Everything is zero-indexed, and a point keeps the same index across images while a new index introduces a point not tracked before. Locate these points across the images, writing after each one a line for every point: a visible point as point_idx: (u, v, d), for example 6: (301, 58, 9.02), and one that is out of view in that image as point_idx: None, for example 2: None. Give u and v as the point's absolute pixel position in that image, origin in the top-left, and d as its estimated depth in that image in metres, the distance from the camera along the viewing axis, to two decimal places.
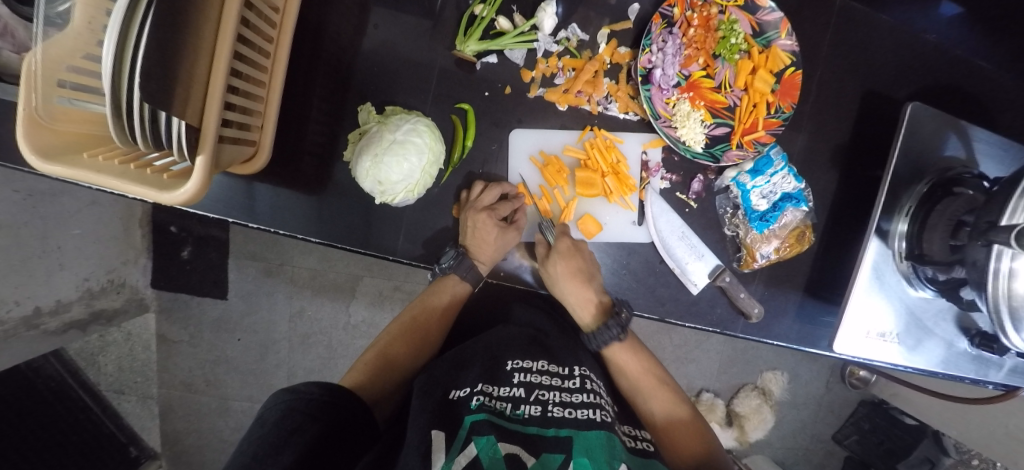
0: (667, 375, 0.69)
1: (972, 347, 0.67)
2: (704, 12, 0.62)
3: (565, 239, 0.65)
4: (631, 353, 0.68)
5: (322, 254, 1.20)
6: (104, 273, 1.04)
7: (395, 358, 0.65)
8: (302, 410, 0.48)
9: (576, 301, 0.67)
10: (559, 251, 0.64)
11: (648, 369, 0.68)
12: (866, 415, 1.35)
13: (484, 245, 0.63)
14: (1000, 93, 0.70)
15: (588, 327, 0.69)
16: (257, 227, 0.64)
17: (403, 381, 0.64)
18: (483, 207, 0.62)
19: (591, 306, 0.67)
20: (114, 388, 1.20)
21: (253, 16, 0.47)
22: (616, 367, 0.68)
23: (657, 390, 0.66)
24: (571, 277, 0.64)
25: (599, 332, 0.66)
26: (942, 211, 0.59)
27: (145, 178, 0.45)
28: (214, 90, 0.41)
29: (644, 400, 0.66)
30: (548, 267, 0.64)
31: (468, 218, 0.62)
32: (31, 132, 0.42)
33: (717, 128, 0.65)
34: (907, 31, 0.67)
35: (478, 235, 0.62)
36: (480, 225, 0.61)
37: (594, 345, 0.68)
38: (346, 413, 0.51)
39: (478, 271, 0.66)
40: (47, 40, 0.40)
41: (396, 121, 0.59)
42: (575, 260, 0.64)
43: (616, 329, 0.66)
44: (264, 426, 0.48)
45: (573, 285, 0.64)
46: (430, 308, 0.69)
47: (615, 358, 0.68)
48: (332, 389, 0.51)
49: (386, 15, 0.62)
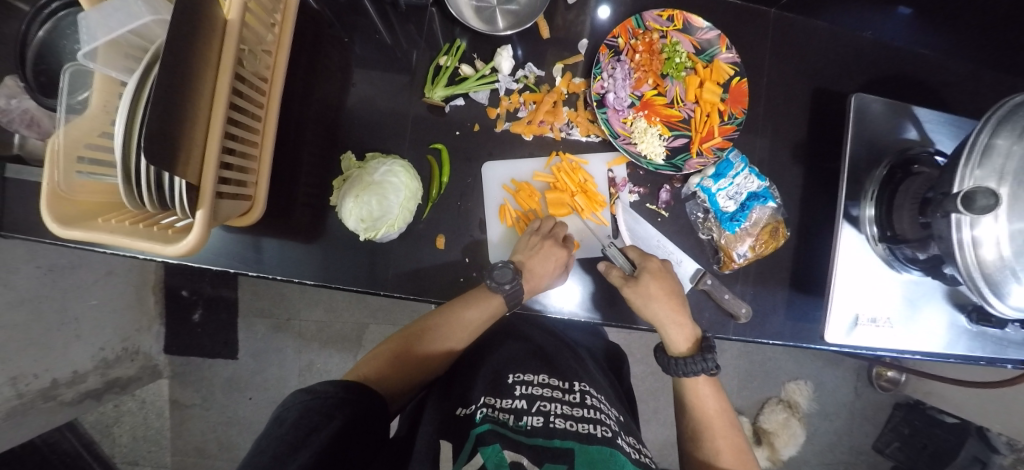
0: (736, 420, 0.67)
1: (971, 323, 0.66)
2: (646, 38, 0.67)
3: (654, 260, 0.66)
4: (713, 389, 0.66)
5: (327, 305, 1.24)
6: (119, 341, 1.09)
7: (413, 364, 0.63)
8: (321, 410, 0.49)
9: (673, 325, 0.64)
10: (650, 270, 0.64)
11: (724, 410, 0.66)
12: (903, 419, 1.27)
13: (537, 265, 0.63)
14: (947, 77, 0.73)
15: (673, 355, 0.66)
16: (257, 276, 0.67)
17: (419, 378, 0.63)
18: (544, 232, 0.67)
19: (687, 334, 0.65)
20: (128, 459, 1.23)
21: (243, 88, 0.53)
22: (693, 399, 0.66)
23: (727, 432, 0.65)
24: (666, 297, 0.63)
25: (691, 361, 0.63)
26: (906, 191, 0.60)
27: (153, 236, 0.51)
28: (210, 155, 0.47)
29: (711, 438, 0.64)
30: (641, 287, 0.63)
31: (528, 239, 0.66)
32: (53, 202, 0.48)
33: (676, 140, 0.69)
34: (843, 32, 0.72)
35: (536, 253, 0.64)
36: (542, 245, 0.65)
37: (677, 373, 0.64)
38: (362, 413, 0.52)
39: (520, 296, 0.64)
40: (68, 123, 0.48)
41: (374, 164, 0.65)
42: (666, 281, 0.64)
43: (711, 363, 0.63)
44: (282, 425, 0.48)
45: (667, 305, 0.64)
46: (457, 321, 0.64)
47: (696, 390, 0.66)
48: (348, 387, 0.53)
49: (363, 75, 0.70)
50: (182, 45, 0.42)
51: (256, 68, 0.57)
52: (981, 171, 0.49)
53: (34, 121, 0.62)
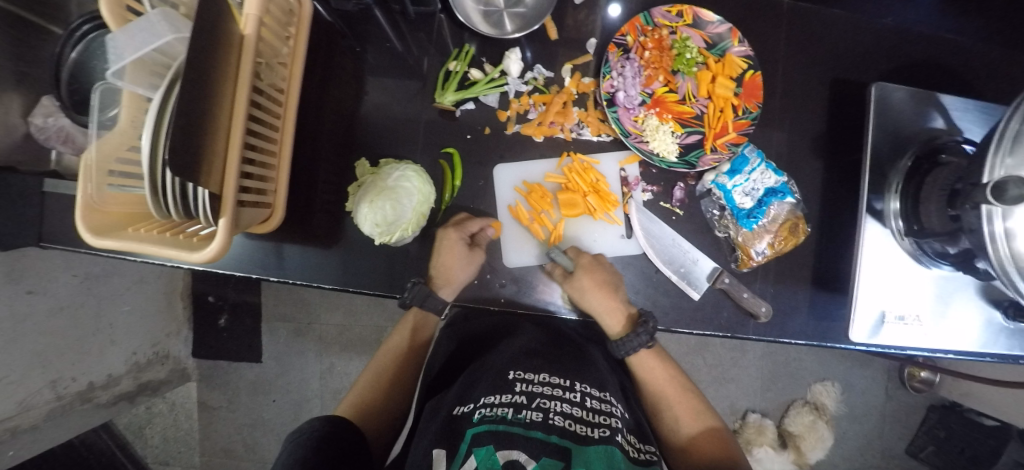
0: (691, 383, 0.68)
1: (1008, 320, 0.63)
2: (656, 35, 0.67)
3: (585, 255, 0.68)
4: (657, 359, 0.68)
5: (346, 309, 1.26)
6: (149, 346, 1.13)
7: (375, 394, 0.67)
8: (308, 443, 0.50)
9: (604, 311, 0.65)
10: (581, 265, 0.67)
11: (674, 377, 0.68)
12: (939, 421, 1.22)
13: (453, 265, 0.66)
14: (975, 62, 0.70)
15: (613, 338, 0.67)
16: (277, 280, 0.70)
17: (391, 406, 0.67)
18: (453, 226, 0.68)
19: (619, 315, 0.66)
20: (160, 460, 1.27)
21: (261, 99, 0.55)
22: (642, 373, 0.68)
23: (681, 397, 0.66)
24: (598, 287, 0.65)
25: (627, 338, 0.64)
26: (933, 182, 0.59)
27: (179, 243, 0.53)
28: (232, 164, 0.49)
29: (668, 408, 0.66)
30: (574, 282, 0.65)
31: (440, 236, 0.67)
32: (87, 214, 0.50)
33: (689, 137, 0.67)
34: (862, 20, 0.70)
35: (448, 253, 0.66)
36: (448, 241, 0.67)
37: (623, 353, 0.65)
38: (348, 443, 0.52)
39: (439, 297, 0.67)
40: (100, 139, 0.50)
41: (387, 170, 0.66)
42: (596, 272, 0.66)
43: (645, 335, 0.64)
44: (276, 464, 0.49)
45: (601, 295, 0.65)
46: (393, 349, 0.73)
47: (641, 364, 0.68)
48: (333, 421, 0.54)
49: (375, 83, 0.71)
50: (203, 59, 0.44)
51: (273, 80, 0.58)
52: (1013, 160, 0.46)
53: (69, 137, 0.66)
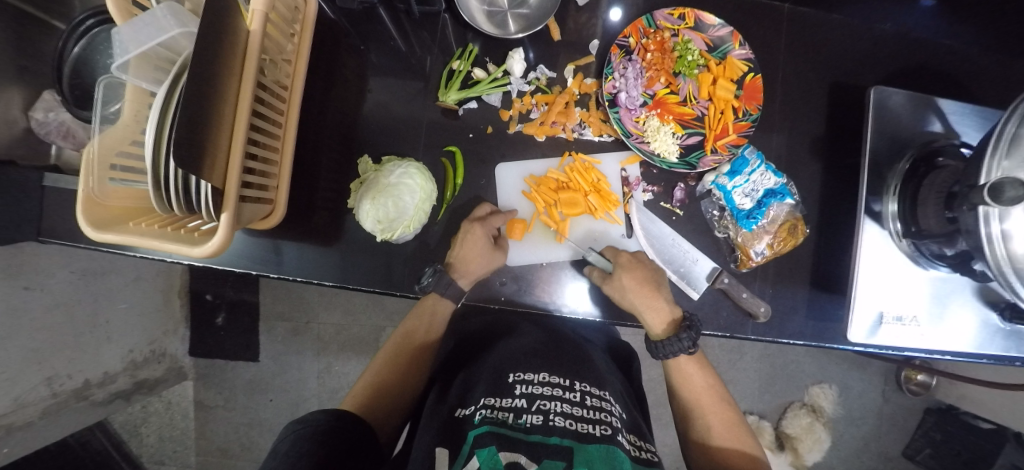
0: (727, 394, 0.67)
1: (1004, 321, 0.63)
2: (658, 37, 0.68)
3: (625, 254, 0.67)
4: (697, 366, 0.67)
5: (345, 308, 1.26)
6: (146, 344, 1.12)
7: (388, 381, 0.65)
8: (312, 437, 0.48)
9: (648, 311, 0.64)
10: (623, 263, 0.65)
11: (712, 385, 0.67)
12: (935, 424, 1.23)
13: (471, 257, 0.66)
14: (971, 67, 0.71)
15: (653, 337, 0.66)
16: (278, 277, 0.69)
17: (402, 397, 0.65)
18: (476, 219, 0.68)
19: (662, 315, 0.65)
20: (155, 460, 1.26)
21: (265, 96, 0.55)
22: (679, 378, 0.67)
23: (717, 407, 0.65)
24: (640, 287, 0.64)
25: (668, 341, 0.63)
26: (930, 185, 0.59)
27: (179, 238, 0.52)
28: (235, 159, 0.49)
29: (701, 416, 0.65)
30: (616, 282, 0.64)
31: (462, 228, 0.67)
32: (88, 208, 0.50)
33: (690, 138, 0.68)
34: (861, 24, 0.71)
35: (466, 245, 0.66)
36: (471, 234, 0.66)
37: (661, 355, 0.64)
38: (353, 437, 0.51)
39: (457, 287, 0.67)
40: (102, 133, 0.50)
41: (389, 167, 0.66)
42: (638, 271, 0.65)
43: (689, 340, 0.62)
44: (276, 456, 0.47)
45: (643, 294, 0.64)
46: (411, 337, 0.69)
47: (680, 369, 0.67)
48: (340, 415, 0.53)
49: (378, 81, 0.72)
50: (209, 54, 0.44)
51: (277, 77, 0.58)
52: (1009, 161, 0.47)
53: (69, 132, 0.66)
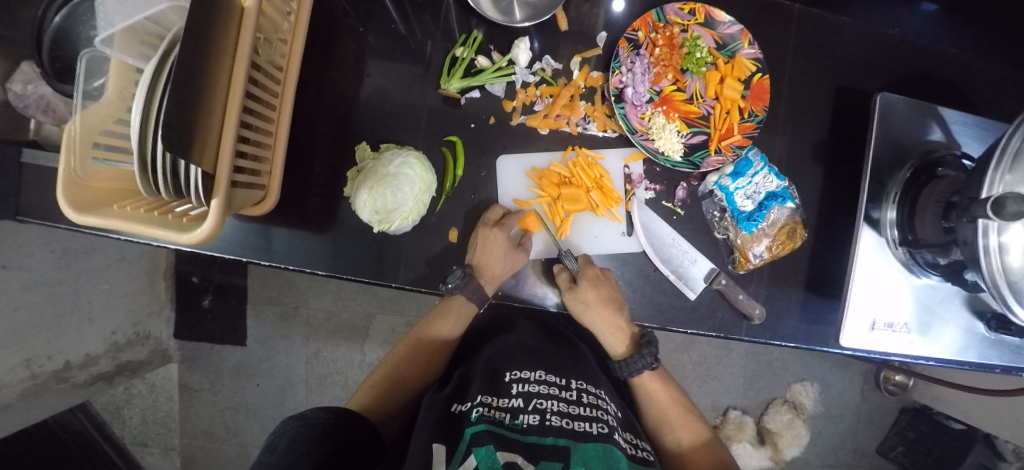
0: (692, 404, 0.69)
1: (990, 331, 0.65)
2: (667, 32, 0.66)
3: (590, 267, 0.68)
4: (661, 382, 0.68)
5: (335, 294, 1.24)
6: (130, 326, 1.10)
7: (404, 377, 0.65)
8: (310, 434, 0.48)
9: (607, 328, 0.68)
10: (587, 277, 0.66)
11: (676, 398, 0.68)
12: (909, 423, 1.27)
13: (492, 261, 0.65)
14: (975, 77, 0.71)
15: (617, 356, 0.70)
16: (269, 265, 0.68)
17: (413, 397, 0.65)
18: (494, 224, 0.67)
19: (621, 334, 0.69)
20: (138, 441, 1.25)
21: (259, 76, 0.53)
22: (645, 397, 0.68)
23: (684, 420, 0.66)
24: (603, 304, 0.66)
25: (631, 359, 0.66)
26: (929, 194, 0.59)
27: (166, 223, 0.50)
28: (227, 143, 0.46)
29: (671, 431, 0.66)
30: (578, 294, 0.65)
31: (479, 233, 0.66)
32: (69, 189, 0.48)
33: (694, 137, 0.67)
34: (870, 28, 0.70)
35: (487, 250, 0.65)
36: (490, 238, 0.65)
37: (626, 374, 0.67)
38: (354, 434, 0.51)
39: (484, 291, 0.68)
40: (85, 109, 0.47)
41: (389, 156, 0.65)
42: (602, 288, 0.66)
43: (650, 356, 0.66)
44: (275, 452, 0.47)
45: (603, 311, 0.66)
46: (433, 336, 0.69)
47: (645, 387, 0.68)
48: (338, 412, 0.52)
49: (378, 65, 0.69)
50: (203, 30, 0.41)
51: (272, 56, 0.55)
52: (1011, 176, 0.47)
53: (50, 106, 0.62)
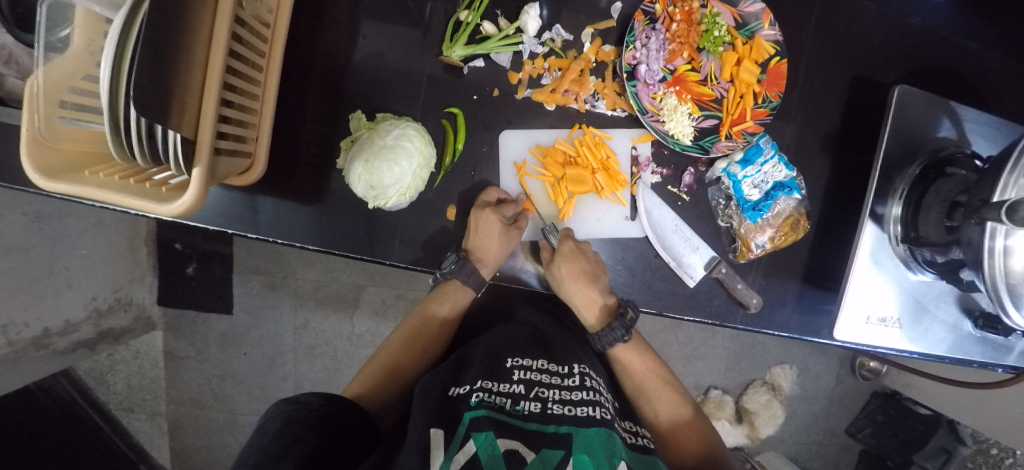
0: (671, 376, 0.68)
1: (976, 329, 0.66)
2: (686, 7, 0.62)
3: (568, 241, 0.65)
4: (636, 353, 0.67)
5: (324, 265, 1.21)
6: (111, 291, 1.07)
7: (401, 365, 0.64)
8: (302, 420, 0.47)
9: (581, 302, 0.67)
10: (563, 252, 0.64)
11: (652, 368, 0.67)
12: (879, 407, 1.33)
13: (488, 245, 0.64)
14: (991, 73, 0.70)
15: (594, 328, 0.69)
16: (257, 238, 0.65)
17: (407, 386, 0.63)
18: (487, 204, 0.64)
19: (596, 308, 0.67)
20: (123, 407, 1.23)
21: (243, 33, 0.48)
22: (621, 368, 0.68)
23: (660, 390, 0.66)
24: (576, 278, 0.64)
25: (602, 332, 0.65)
26: (936, 192, 0.58)
27: (144, 192, 0.46)
28: (208, 109, 0.42)
29: (647, 401, 0.65)
30: (554, 270, 0.64)
31: (472, 215, 0.63)
32: (35, 152, 0.44)
33: (706, 121, 0.65)
34: (893, 15, 0.67)
35: (482, 234, 0.63)
36: (483, 222, 0.62)
37: (600, 346, 0.67)
38: (346, 423, 0.50)
39: (479, 275, 0.67)
40: (48, 63, 0.43)
41: (386, 126, 0.61)
42: (577, 262, 0.64)
43: (621, 329, 0.64)
44: (265, 436, 0.46)
45: (577, 285, 0.65)
46: (428, 320, 0.68)
47: (621, 360, 0.67)
48: (333, 400, 0.50)
49: (375, 27, 0.64)
50: None
51: (258, 11, 0.50)
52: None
53: (12, 58, 0.56)
